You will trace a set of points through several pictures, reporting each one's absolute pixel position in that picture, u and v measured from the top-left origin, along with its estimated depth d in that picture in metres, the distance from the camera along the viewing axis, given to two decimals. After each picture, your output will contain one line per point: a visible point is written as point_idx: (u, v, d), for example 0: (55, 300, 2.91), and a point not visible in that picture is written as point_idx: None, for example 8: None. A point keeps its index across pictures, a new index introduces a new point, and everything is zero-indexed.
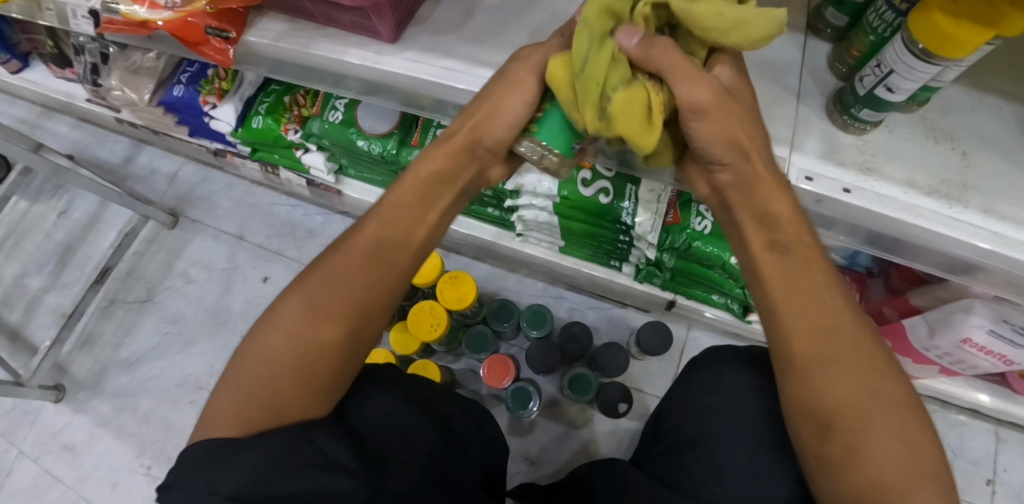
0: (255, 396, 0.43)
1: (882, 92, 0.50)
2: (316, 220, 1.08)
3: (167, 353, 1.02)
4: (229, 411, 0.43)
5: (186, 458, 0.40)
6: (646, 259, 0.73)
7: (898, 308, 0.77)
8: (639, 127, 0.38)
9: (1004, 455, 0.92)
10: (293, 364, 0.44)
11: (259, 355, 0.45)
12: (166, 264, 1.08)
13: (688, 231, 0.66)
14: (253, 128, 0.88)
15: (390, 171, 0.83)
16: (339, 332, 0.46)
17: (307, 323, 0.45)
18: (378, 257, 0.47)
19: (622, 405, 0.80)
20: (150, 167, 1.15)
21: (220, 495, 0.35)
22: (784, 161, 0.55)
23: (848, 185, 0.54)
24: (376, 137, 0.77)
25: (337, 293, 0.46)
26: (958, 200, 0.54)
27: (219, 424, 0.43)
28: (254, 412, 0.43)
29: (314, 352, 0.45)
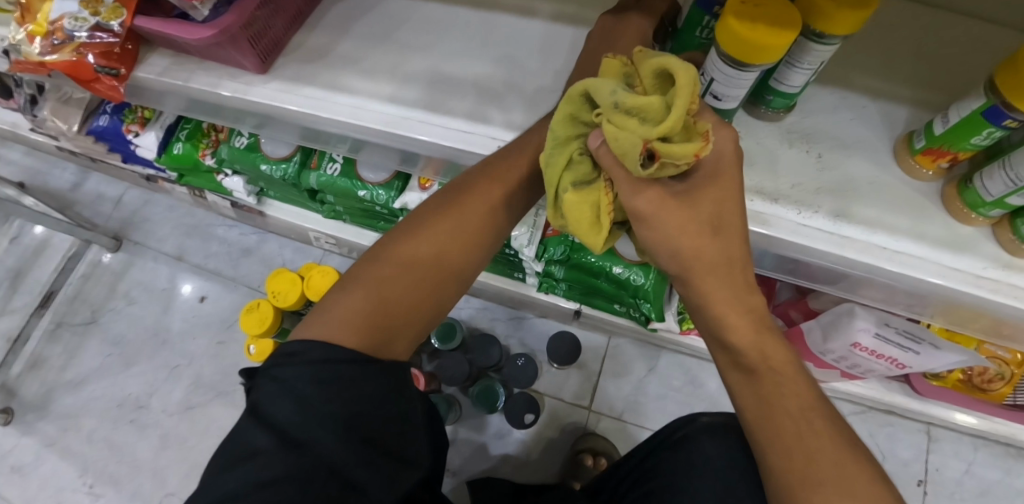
0: (374, 312, 0.47)
1: (712, 99, 0.51)
2: (251, 238, 1.10)
3: (110, 374, 1.05)
4: (347, 323, 0.46)
5: (308, 353, 0.44)
6: (538, 272, 0.74)
7: (802, 311, 0.77)
8: (587, 225, 0.43)
9: (935, 454, 0.91)
10: (395, 301, 0.48)
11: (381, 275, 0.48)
12: (110, 287, 1.11)
13: (565, 243, 0.68)
14: (173, 154, 0.90)
15: (299, 192, 0.84)
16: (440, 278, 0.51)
17: (410, 271, 0.49)
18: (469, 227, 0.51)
19: (528, 415, 0.82)
20: (96, 192, 1.18)
21: (340, 414, 0.42)
22: None
23: None
24: (276, 161, 0.79)
25: (455, 239, 0.51)
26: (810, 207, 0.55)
27: (335, 329, 0.46)
28: (371, 330, 0.46)
29: (415, 294, 0.49)
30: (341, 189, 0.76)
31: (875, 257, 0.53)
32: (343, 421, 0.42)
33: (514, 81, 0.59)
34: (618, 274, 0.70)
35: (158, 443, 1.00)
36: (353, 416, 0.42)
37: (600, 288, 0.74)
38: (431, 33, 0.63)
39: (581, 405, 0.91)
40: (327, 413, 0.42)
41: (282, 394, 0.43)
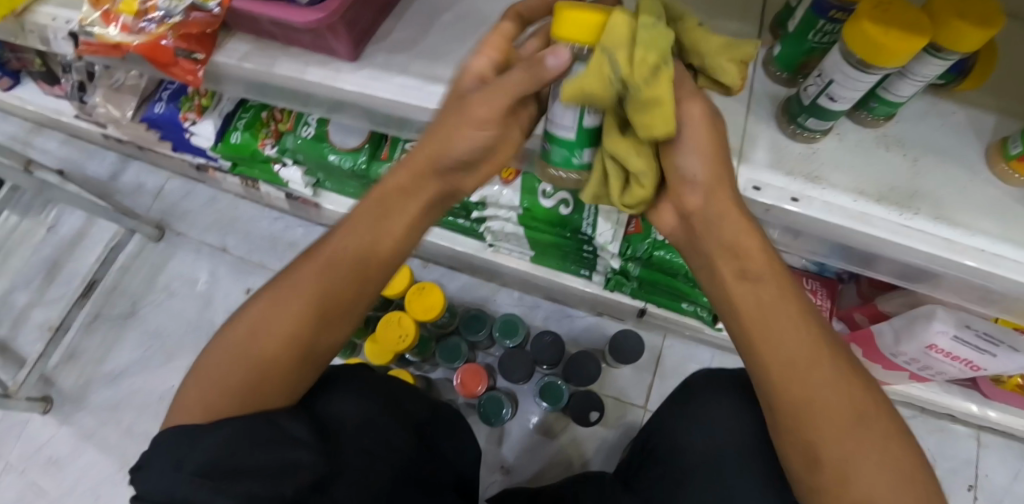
0: (218, 385, 0.47)
1: (824, 101, 0.51)
2: (297, 231, 1.08)
3: (150, 365, 1.04)
4: (208, 404, 0.46)
5: (158, 444, 0.42)
6: (612, 269, 0.74)
7: (868, 315, 0.77)
8: (627, 141, 0.38)
9: (985, 461, 0.92)
10: (256, 364, 0.47)
11: (224, 351, 0.48)
12: (150, 278, 1.09)
13: (649, 240, 0.67)
14: (232, 143, 0.90)
15: (363, 184, 0.84)
16: (329, 324, 0.49)
17: (250, 349, 0.48)
18: (359, 274, 0.49)
19: (594, 413, 0.81)
20: (136, 182, 1.17)
21: (188, 469, 0.38)
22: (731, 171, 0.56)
23: (796, 194, 0.55)
24: (347, 152, 0.78)
25: (297, 297, 0.48)
26: (906, 209, 0.55)
27: (187, 413, 0.46)
28: (219, 403, 0.46)
29: (293, 346, 0.48)
30: None
31: (975, 260, 0.53)
32: (207, 475, 0.38)
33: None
34: None
35: None
36: (229, 463, 0.39)
37: (674, 286, 0.74)
38: None
39: (635, 404, 0.91)
40: (193, 468, 0.38)
41: (152, 478, 0.39)
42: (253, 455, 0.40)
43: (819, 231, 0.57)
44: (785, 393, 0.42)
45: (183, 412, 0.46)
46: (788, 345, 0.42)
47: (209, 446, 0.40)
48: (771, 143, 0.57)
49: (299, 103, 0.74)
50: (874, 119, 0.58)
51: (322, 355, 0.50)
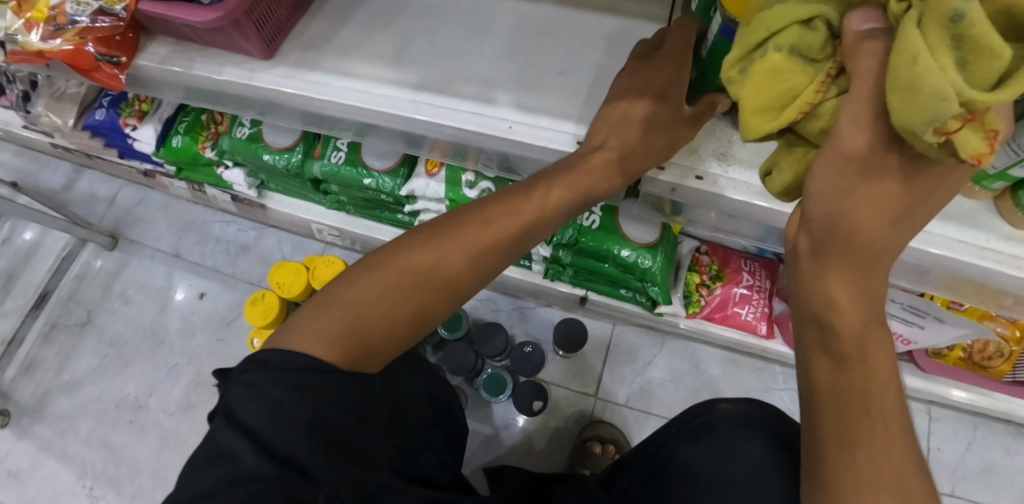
0: (357, 327, 0.40)
1: None
2: (249, 234, 1.07)
3: (106, 374, 1.04)
4: (321, 329, 0.40)
5: (271, 362, 0.37)
6: (546, 257, 0.75)
7: None
8: (758, 114, 0.27)
9: (936, 433, 0.92)
10: (394, 322, 0.41)
11: (370, 286, 0.41)
12: (105, 286, 1.09)
13: (574, 227, 0.68)
14: (172, 147, 0.90)
15: (302, 183, 0.83)
16: (427, 305, 0.43)
17: (390, 297, 0.41)
18: (479, 257, 0.43)
19: (536, 403, 0.81)
20: (89, 192, 1.16)
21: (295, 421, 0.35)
22: None
23: (701, 173, 0.47)
24: (279, 151, 0.77)
25: (456, 262, 0.43)
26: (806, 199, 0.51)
27: (307, 342, 0.39)
28: (348, 344, 0.40)
29: (395, 315, 0.41)
30: (347, 179, 0.74)
31: None
32: (310, 427, 0.36)
33: (527, 61, 0.59)
34: (624, 258, 0.69)
35: (156, 443, 0.99)
36: (335, 426, 0.37)
37: (608, 273, 0.74)
38: (434, 17, 0.63)
39: (586, 392, 0.93)
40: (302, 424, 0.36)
41: (248, 396, 0.36)
42: (355, 427, 0.39)
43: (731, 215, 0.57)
44: (841, 450, 0.33)
45: (303, 332, 0.40)
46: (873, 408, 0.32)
47: (328, 402, 0.37)
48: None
49: (222, 104, 0.74)
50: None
51: (409, 339, 0.43)
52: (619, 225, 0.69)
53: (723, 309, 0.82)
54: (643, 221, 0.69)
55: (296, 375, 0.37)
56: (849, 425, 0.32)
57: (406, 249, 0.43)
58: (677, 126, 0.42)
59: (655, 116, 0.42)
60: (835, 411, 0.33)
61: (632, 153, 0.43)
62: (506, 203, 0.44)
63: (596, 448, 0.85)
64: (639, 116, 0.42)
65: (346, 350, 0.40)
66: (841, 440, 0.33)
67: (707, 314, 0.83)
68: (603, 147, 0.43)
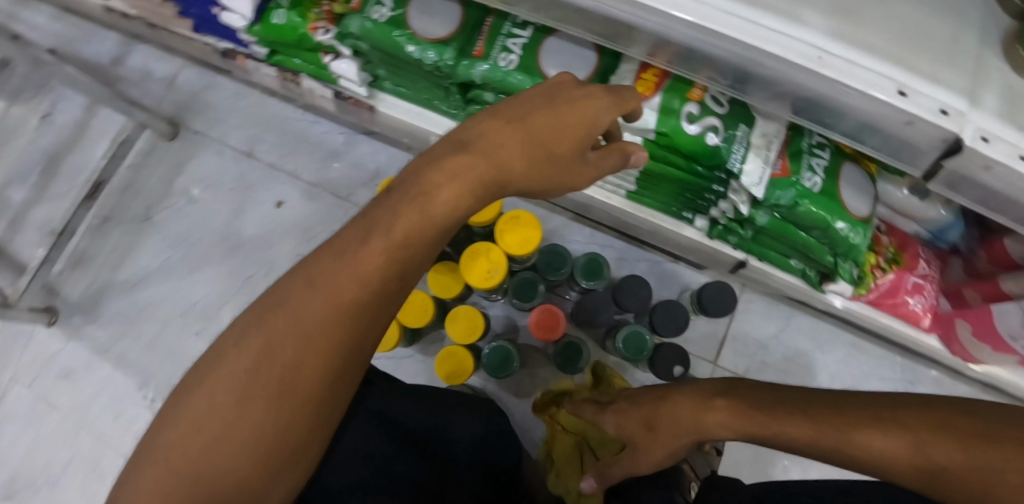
0: (217, 440, 0.36)
1: None
2: (337, 139, 0.94)
3: (170, 279, 0.94)
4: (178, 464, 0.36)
5: None
6: (731, 215, 0.65)
7: (983, 292, 0.71)
8: None
9: None
10: (268, 404, 0.37)
11: (228, 389, 0.37)
12: (167, 181, 0.97)
13: (797, 187, 0.58)
14: (273, 25, 0.73)
15: (441, 85, 0.68)
16: (296, 398, 0.38)
17: (253, 396, 0.37)
18: (322, 328, 0.38)
19: (678, 368, 0.74)
20: (144, 69, 1.01)
21: None
22: (916, 94, 0.43)
23: (947, 108, 0.43)
24: (431, 42, 0.62)
25: (295, 331, 0.38)
26: (1018, 149, 0.43)
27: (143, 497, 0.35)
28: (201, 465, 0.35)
29: (261, 420, 0.37)
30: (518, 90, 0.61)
31: None
32: None
33: None
34: (840, 231, 0.60)
35: None
36: None
37: (795, 242, 0.65)
38: None
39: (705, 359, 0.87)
40: None
41: None
42: None
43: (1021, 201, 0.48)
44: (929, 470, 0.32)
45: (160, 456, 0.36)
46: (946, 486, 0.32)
47: None
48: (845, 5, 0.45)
49: None
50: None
51: (287, 444, 0.38)
52: (841, 192, 0.60)
53: (894, 296, 0.75)
54: (861, 191, 0.61)
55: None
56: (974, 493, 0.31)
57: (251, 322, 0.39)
58: (581, 172, 0.44)
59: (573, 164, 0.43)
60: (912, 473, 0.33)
61: (518, 168, 0.42)
62: (322, 268, 0.38)
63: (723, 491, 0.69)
64: (529, 147, 0.41)
65: (228, 463, 0.36)
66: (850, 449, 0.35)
67: (873, 299, 0.76)
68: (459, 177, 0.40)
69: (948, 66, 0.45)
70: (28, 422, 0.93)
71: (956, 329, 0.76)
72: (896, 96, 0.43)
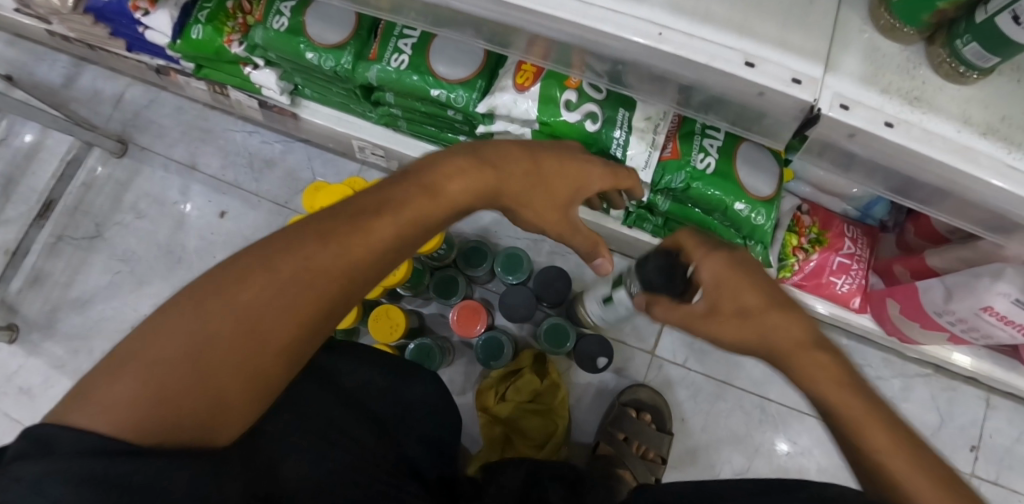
0: (179, 372, 0.29)
1: (1007, 21, 0.36)
2: (276, 148, 0.96)
3: (120, 292, 0.96)
4: (114, 407, 0.27)
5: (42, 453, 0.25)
6: (636, 201, 0.65)
7: (910, 268, 0.70)
8: None
9: (991, 421, 0.84)
10: (251, 330, 0.32)
11: (201, 314, 0.31)
12: (116, 197, 0.99)
13: (686, 169, 0.58)
14: (191, 40, 0.75)
15: (349, 90, 0.70)
16: (264, 345, 0.32)
17: (240, 323, 0.31)
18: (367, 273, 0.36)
19: (602, 360, 0.73)
20: (93, 89, 1.04)
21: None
22: (765, 63, 0.42)
23: (798, 75, 0.42)
24: (327, 48, 0.64)
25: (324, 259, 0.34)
26: (878, 114, 0.42)
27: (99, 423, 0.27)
28: (171, 404, 0.29)
29: (227, 368, 0.31)
30: (410, 87, 0.62)
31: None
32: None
33: None
34: (737, 212, 0.60)
35: None
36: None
37: (704, 225, 0.65)
38: None
39: (644, 349, 0.86)
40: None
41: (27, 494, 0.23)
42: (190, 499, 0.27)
43: (893, 169, 0.46)
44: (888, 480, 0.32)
45: (86, 404, 0.28)
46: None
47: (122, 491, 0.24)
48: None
49: None
50: (893, 26, 0.43)
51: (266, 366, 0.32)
52: (736, 172, 0.59)
53: (817, 277, 0.75)
54: (760, 169, 0.60)
55: (85, 462, 0.25)
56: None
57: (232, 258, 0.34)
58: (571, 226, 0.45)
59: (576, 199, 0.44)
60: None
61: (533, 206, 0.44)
62: (348, 218, 0.36)
63: (631, 477, 0.76)
64: (532, 174, 0.42)
65: (167, 410, 0.28)
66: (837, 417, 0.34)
67: (797, 281, 0.76)
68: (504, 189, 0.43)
69: (801, 33, 0.44)
70: None
71: (886, 308, 0.74)
72: (741, 69, 0.42)
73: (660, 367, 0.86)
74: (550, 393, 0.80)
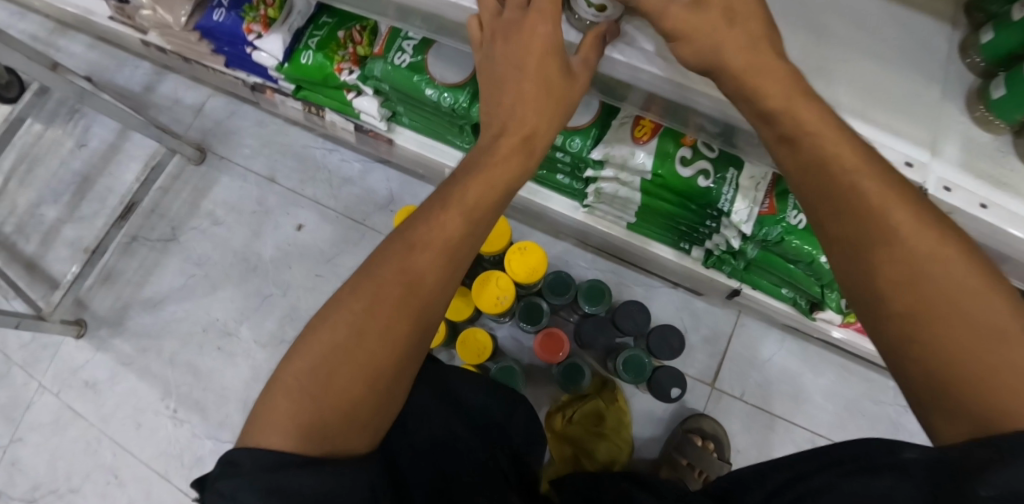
0: (331, 378, 0.37)
1: None
2: (354, 166, 1.00)
3: (193, 295, 0.99)
4: (289, 418, 0.36)
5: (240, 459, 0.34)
6: (724, 247, 0.69)
7: None
8: None
9: None
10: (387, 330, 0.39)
11: (328, 326, 0.39)
12: (192, 203, 1.03)
13: (783, 223, 0.62)
14: (301, 64, 0.79)
15: (455, 124, 0.75)
16: (395, 341, 0.39)
17: (352, 334, 0.38)
18: (407, 292, 0.40)
19: (674, 390, 0.78)
20: (173, 97, 1.08)
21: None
22: (883, 148, 0.46)
23: (910, 158, 0.46)
24: (447, 87, 0.69)
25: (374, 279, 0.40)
26: (975, 196, 0.46)
27: (270, 434, 0.36)
28: (311, 414, 0.36)
29: (356, 371, 0.38)
30: None
31: None
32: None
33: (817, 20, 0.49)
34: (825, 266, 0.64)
35: (244, 374, 0.95)
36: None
37: (784, 272, 0.70)
38: None
39: (702, 380, 0.90)
40: None
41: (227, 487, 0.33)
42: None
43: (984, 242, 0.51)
44: (990, 411, 0.28)
45: (261, 425, 0.36)
46: (983, 321, 0.29)
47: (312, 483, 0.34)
48: (818, 62, 0.47)
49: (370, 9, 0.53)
50: (988, 119, 0.47)
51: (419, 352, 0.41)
52: None
53: None
54: None
55: (275, 477, 0.33)
56: (988, 393, 0.28)
57: (345, 286, 0.41)
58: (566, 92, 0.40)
59: (552, 86, 0.40)
60: (895, 311, 0.31)
61: (532, 120, 0.42)
62: (426, 213, 0.42)
63: None
64: (539, 81, 0.40)
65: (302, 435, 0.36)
66: (909, 300, 0.30)
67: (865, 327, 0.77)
68: (507, 134, 0.42)
69: (911, 119, 0.46)
70: (52, 431, 0.98)
71: None
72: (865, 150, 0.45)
73: (716, 398, 0.90)
74: (615, 417, 0.84)
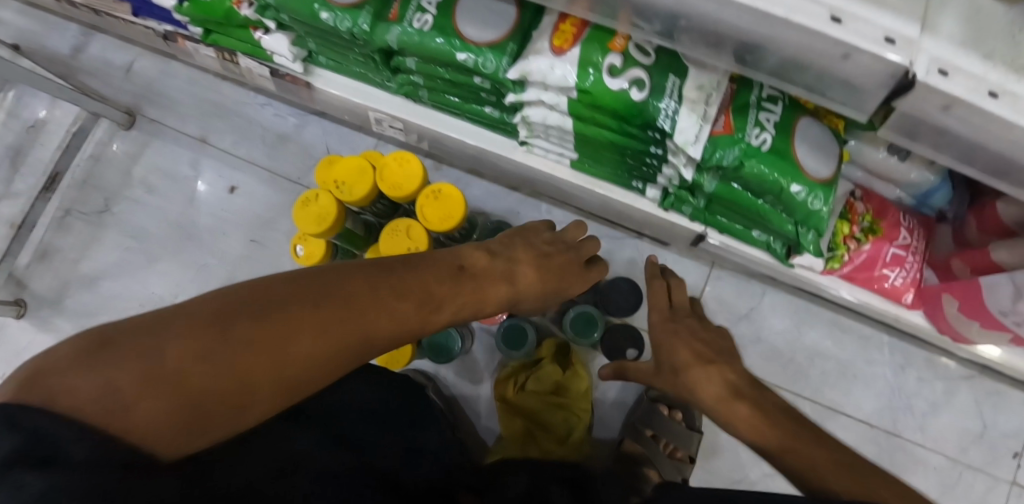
0: (210, 372, 0.30)
1: None
2: (289, 121, 0.91)
3: (129, 269, 0.93)
4: (120, 395, 0.27)
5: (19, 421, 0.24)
6: (678, 182, 0.59)
7: (972, 264, 0.63)
8: None
9: None
10: (312, 352, 0.35)
11: (235, 315, 0.33)
12: (125, 171, 0.95)
13: (740, 145, 0.51)
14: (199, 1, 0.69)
15: (367, 55, 0.64)
16: (306, 369, 0.34)
17: (259, 337, 0.33)
18: (354, 329, 0.37)
19: (631, 351, 0.69)
20: (102, 59, 1.00)
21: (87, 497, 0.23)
22: (851, 21, 0.33)
23: (891, 33, 0.33)
24: (343, 8, 0.58)
25: (316, 299, 0.36)
26: (980, 82, 0.34)
27: (78, 404, 0.26)
28: (158, 402, 0.28)
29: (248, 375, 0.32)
30: (436, 54, 0.56)
31: None
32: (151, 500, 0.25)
33: None
34: (795, 195, 0.53)
35: None
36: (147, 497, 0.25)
37: (751, 210, 0.59)
38: None
39: None
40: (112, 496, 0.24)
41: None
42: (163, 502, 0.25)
43: (982, 151, 0.40)
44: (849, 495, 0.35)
45: (65, 390, 0.26)
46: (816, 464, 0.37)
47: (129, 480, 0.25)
48: None
49: None
50: None
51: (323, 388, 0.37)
52: (795, 150, 0.53)
53: (869, 269, 0.68)
54: (822, 149, 0.54)
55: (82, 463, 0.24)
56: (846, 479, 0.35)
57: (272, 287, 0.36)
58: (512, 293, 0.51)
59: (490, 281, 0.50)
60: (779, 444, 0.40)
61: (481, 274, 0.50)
62: (394, 273, 0.42)
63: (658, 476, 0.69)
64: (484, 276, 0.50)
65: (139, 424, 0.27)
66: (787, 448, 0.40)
67: (846, 273, 0.69)
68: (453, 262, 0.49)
69: None
70: None
71: (941, 306, 0.68)
72: (824, 26, 0.33)
73: None
74: (573, 383, 0.75)
